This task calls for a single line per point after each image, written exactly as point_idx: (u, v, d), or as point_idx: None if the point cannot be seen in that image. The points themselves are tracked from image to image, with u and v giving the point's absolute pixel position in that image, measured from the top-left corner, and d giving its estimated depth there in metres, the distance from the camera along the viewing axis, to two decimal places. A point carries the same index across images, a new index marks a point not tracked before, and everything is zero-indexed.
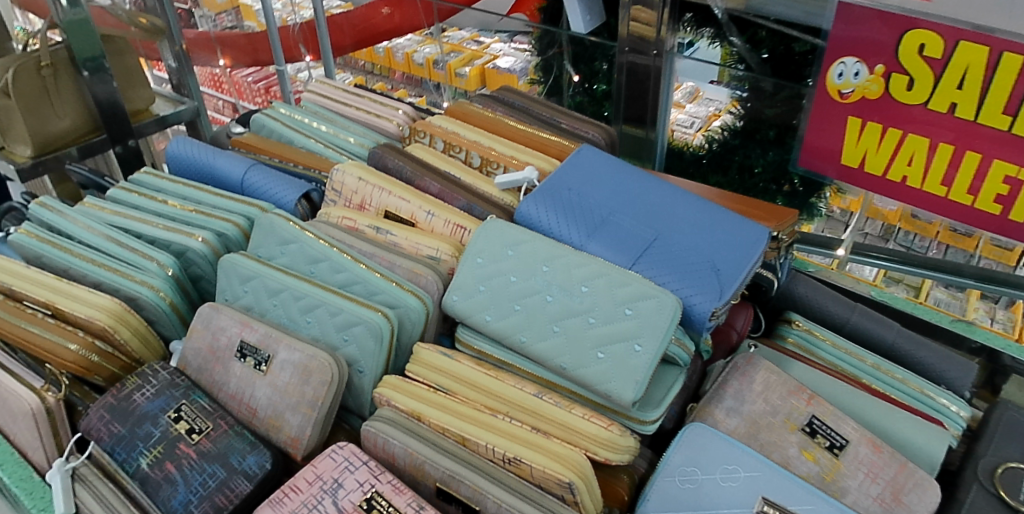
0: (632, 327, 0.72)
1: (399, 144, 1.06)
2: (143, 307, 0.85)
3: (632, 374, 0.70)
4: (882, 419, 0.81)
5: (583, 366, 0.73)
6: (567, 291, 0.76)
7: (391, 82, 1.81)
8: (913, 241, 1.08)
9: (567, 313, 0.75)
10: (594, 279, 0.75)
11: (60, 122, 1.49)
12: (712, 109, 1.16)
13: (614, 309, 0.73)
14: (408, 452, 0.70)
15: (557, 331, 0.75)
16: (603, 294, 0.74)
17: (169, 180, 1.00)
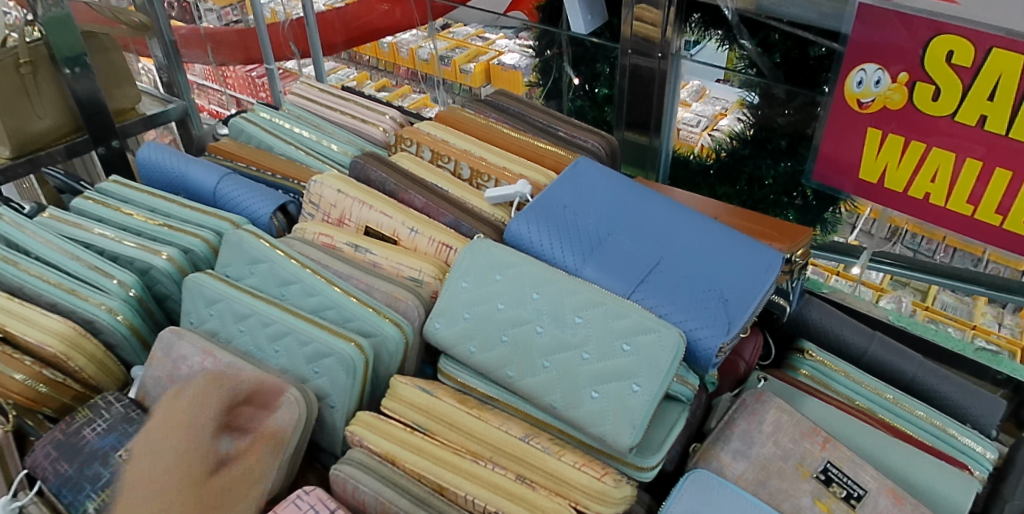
0: (631, 365, 0.64)
1: (384, 152, 0.97)
2: (100, 331, 0.78)
3: (629, 418, 0.63)
4: (903, 465, 0.73)
5: (575, 407, 0.65)
6: (557, 321, 0.68)
7: (395, 79, 1.80)
8: (920, 245, 0.99)
9: (557, 346, 0.67)
10: (587, 309, 0.68)
11: (41, 122, 1.41)
12: (718, 108, 1.07)
13: (609, 343, 0.66)
14: (379, 502, 0.63)
15: (546, 366, 0.67)
16: (597, 326, 0.67)
17: (137, 189, 0.94)
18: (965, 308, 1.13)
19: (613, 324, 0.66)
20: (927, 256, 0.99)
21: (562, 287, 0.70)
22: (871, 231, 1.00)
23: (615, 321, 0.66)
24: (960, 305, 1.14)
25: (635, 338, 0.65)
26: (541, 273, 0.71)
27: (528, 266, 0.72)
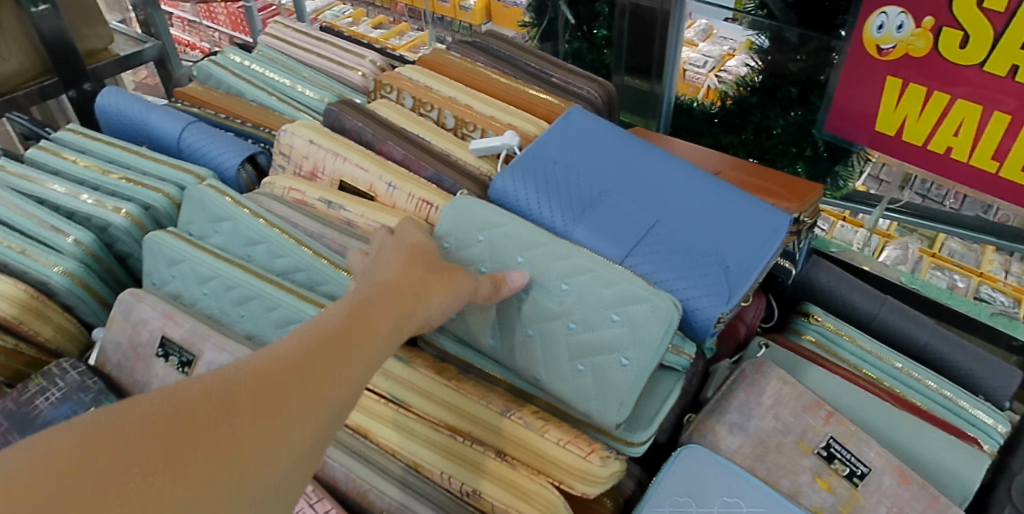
0: (622, 337, 0.59)
1: (364, 100, 0.89)
2: (54, 293, 0.73)
3: (616, 396, 0.59)
4: (910, 440, 0.69)
5: (558, 379, 0.62)
6: (541, 286, 0.62)
7: (392, 15, 1.71)
8: (930, 189, 0.91)
9: (543, 315, 0.62)
10: (574, 275, 0.62)
11: (6, 64, 1.33)
12: (726, 49, 0.99)
13: (599, 313, 0.60)
14: (351, 478, 0.64)
15: (530, 336, 0.63)
16: (584, 294, 0.61)
17: (94, 138, 0.87)
18: (973, 256, 1.07)
19: (608, 292, 0.60)
20: (937, 202, 0.91)
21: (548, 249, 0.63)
22: (879, 175, 0.93)
23: (608, 290, 0.60)
24: (968, 251, 1.08)
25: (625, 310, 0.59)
26: (526, 233, 0.64)
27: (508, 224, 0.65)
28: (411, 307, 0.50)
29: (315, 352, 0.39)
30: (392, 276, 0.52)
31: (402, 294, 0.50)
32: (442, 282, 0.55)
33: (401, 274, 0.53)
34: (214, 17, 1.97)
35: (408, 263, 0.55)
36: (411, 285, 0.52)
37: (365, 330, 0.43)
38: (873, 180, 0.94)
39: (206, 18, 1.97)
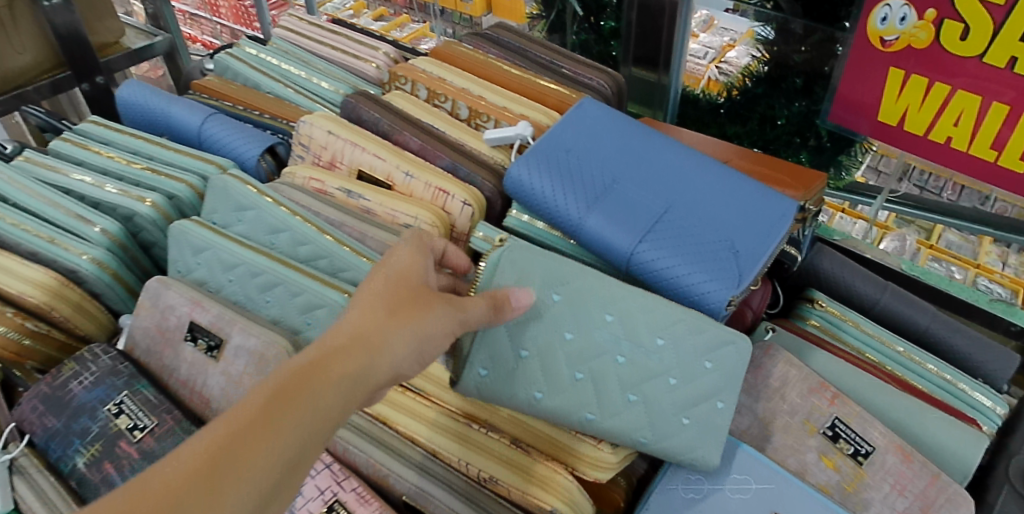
0: (724, 380, 0.59)
1: (378, 91, 0.91)
2: (83, 280, 0.76)
3: (715, 437, 0.60)
4: (911, 421, 0.72)
5: (658, 437, 0.59)
6: (639, 346, 0.59)
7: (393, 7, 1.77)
8: (927, 181, 0.94)
9: (643, 375, 0.59)
10: (670, 328, 0.58)
11: (21, 58, 1.35)
12: (726, 39, 1.00)
13: (699, 363, 0.59)
14: (371, 464, 0.64)
15: (631, 400, 0.58)
16: (683, 344, 0.58)
17: (117, 129, 0.89)
18: (970, 247, 1.05)
19: (709, 337, 0.59)
20: (933, 194, 0.94)
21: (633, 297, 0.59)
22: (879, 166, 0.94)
23: (711, 335, 0.59)
24: (965, 244, 1.06)
25: (729, 352, 0.59)
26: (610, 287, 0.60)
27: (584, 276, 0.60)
28: (377, 358, 0.43)
29: (245, 433, 0.36)
30: (361, 313, 0.45)
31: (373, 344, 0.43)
32: (435, 309, 0.47)
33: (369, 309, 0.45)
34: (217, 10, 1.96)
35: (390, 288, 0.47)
36: (388, 325, 0.45)
37: (318, 386, 0.40)
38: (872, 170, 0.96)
39: (212, 10, 1.98)
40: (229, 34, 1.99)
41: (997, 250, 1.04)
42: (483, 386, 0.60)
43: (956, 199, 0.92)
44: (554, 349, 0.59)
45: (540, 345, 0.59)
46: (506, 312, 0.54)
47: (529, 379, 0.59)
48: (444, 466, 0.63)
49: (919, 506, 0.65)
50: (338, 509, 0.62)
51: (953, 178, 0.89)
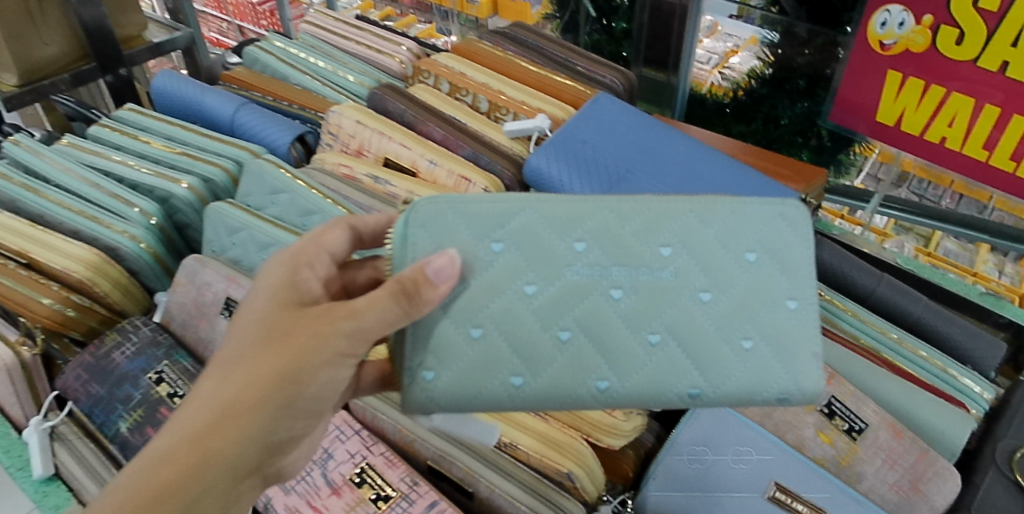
0: (773, 277, 0.50)
1: (402, 84, 0.96)
2: (123, 258, 0.80)
3: (807, 350, 0.50)
4: (904, 401, 0.76)
5: (727, 377, 0.49)
6: (636, 266, 0.50)
7: (398, 6, 1.70)
8: (926, 189, 0.97)
9: (660, 298, 0.50)
10: (665, 234, 0.50)
11: (47, 49, 1.40)
12: (729, 45, 1.04)
13: (738, 273, 0.50)
14: (398, 429, 0.68)
15: (653, 343, 0.50)
16: (684, 260, 0.50)
17: (154, 117, 0.94)
18: (967, 255, 1.09)
19: (722, 253, 0.50)
20: (933, 201, 0.97)
21: (597, 217, 0.50)
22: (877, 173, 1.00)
23: (730, 241, 0.50)
24: (963, 252, 1.10)
25: (762, 248, 0.50)
26: (566, 210, 0.51)
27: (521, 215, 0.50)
28: (297, 390, 0.46)
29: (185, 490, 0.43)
30: (252, 362, 0.45)
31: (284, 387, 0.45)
32: (329, 340, 0.45)
33: (256, 355, 0.45)
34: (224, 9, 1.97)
35: (274, 324, 0.46)
36: (290, 372, 0.45)
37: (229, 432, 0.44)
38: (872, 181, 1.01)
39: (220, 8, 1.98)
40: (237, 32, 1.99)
41: (993, 259, 1.07)
42: (442, 389, 0.50)
43: (954, 207, 0.95)
44: (525, 320, 0.50)
45: (500, 321, 0.50)
46: (425, 297, 0.45)
47: (498, 361, 0.50)
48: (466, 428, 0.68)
49: (909, 479, 0.69)
50: (368, 472, 0.66)
51: (953, 183, 0.93)
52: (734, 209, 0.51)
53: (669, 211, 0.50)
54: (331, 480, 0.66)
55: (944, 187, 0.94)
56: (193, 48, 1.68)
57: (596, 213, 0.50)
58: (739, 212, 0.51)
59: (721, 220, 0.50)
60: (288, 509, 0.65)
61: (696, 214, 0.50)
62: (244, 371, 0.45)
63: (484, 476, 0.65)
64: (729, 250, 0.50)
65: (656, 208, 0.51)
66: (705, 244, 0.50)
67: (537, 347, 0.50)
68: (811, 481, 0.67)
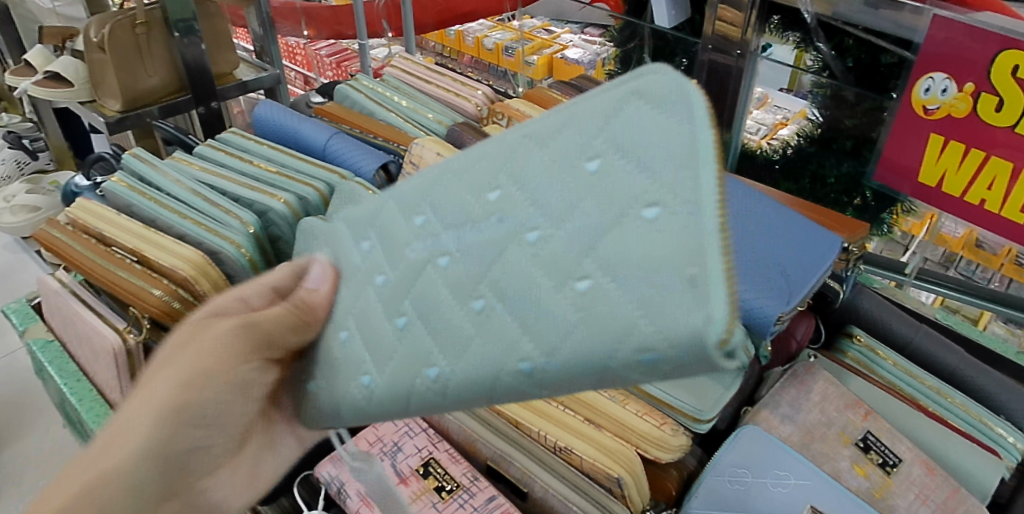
0: (631, 181, 0.35)
1: (477, 124, 1.06)
2: (223, 262, 0.90)
3: (677, 271, 0.31)
4: (937, 444, 0.80)
5: (563, 341, 0.36)
6: (464, 225, 0.44)
7: (460, 66, 1.80)
8: (975, 271, 1.06)
9: (487, 260, 0.41)
10: (497, 178, 0.43)
11: (150, 79, 1.55)
12: (779, 117, 1.15)
13: (575, 197, 0.37)
14: (464, 430, 0.77)
15: (477, 311, 0.41)
16: (512, 196, 0.41)
17: (254, 141, 1.06)
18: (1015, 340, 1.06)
19: (557, 183, 0.39)
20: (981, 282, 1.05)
21: (452, 187, 0.46)
22: (928, 255, 1.08)
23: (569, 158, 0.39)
24: (1011, 336, 1.06)
25: (608, 149, 0.36)
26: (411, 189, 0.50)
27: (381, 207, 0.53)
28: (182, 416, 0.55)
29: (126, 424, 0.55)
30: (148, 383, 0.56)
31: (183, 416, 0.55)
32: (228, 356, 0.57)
33: (147, 385, 0.55)
34: (293, 56, 2.05)
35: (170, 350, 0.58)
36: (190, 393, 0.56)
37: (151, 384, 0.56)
38: (922, 262, 1.08)
39: (289, 57, 2.06)
40: (302, 81, 2.08)
41: None
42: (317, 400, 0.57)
43: (1005, 289, 1.02)
44: (369, 298, 0.52)
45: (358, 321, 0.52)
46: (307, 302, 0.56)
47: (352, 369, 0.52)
48: (526, 435, 0.74)
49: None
50: (434, 466, 0.73)
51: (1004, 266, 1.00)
52: (559, 115, 0.41)
53: (505, 153, 0.43)
54: (399, 470, 0.74)
55: (994, 269, 1.01)
56: (276, 88, 1.80)
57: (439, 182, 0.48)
58: (570, 121, 0.40)
59: (557, 136, 0.40)
60: (359, 493, 0.72)
61: (534, 140, 0.41)
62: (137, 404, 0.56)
63: (540, 477, 0.72)
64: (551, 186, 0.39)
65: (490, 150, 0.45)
66: (542, 171, 0.40)
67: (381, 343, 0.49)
68: (846, 507, 0.70)
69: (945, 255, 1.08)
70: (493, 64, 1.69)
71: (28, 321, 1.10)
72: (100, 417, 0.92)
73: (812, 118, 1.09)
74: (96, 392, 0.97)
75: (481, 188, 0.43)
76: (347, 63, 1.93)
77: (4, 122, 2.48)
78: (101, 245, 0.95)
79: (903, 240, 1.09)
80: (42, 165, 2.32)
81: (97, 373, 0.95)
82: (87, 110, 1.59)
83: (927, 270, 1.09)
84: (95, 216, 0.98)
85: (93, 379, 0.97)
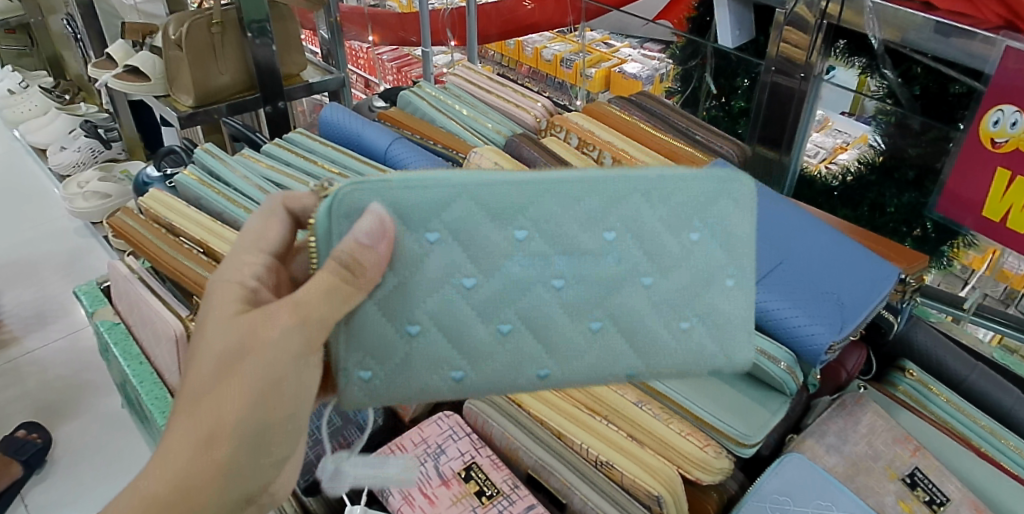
0: (717, 258, 0.59)
1: (536, 134, 1.10)
2: None
3: (744, 322, 0.60)
4: (993, 489, 0.77)
5: (663, 355, 0.59)
6: (580, 255, 0.57)
7: (518, 76, 1.82)
8: None
9: (701, 283, 0.59)
10: (611, 219, 0.57)
11: (222, 77, 1.62)
12: (838, 141, 1.12)
13: (683, 254, 0.58)
14: (506, 436, 0.78)
15: (593, 329, 0.58)
16: (628, 242, 0.58)
17: (320, 142, 1.12)
18: None
19: (575, 231, 0.57)
20: None
21: (553, 209, 0.57)
22: (988, 290, 1.05)
23: (675, 223, 0.58)
24: None
25: (705, 227, 0.59)
26: (498, 201, 0.56)
27: (456, 205, 0.56)
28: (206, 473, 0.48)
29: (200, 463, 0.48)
30: (218, 401, 0.48)
31: (175, 430, 0.48)
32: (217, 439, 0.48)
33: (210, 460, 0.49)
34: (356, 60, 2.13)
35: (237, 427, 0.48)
36: (196, 458, 0.48)
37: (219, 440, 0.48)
38: (981, 296, 1.05)
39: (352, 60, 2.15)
40: (362, 84, 2.17)
41: None
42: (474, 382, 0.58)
43: None
44: (464, 310, 0.57)
45: (528, 320, 0.58)
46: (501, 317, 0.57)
47: (523, 361, 0.58)
48: (586, 458, 0.75)
49: None
50: (475, 470, 0.75)
51: None
52: (703, 187, 0.59)
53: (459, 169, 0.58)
54: (441, 472, 0.76)
55: None
56: (340, 91, 1.86)
57: (538, 199, 0.56)
58: (598, 188, 0.57)
59: (626, 203, 0.58)
60: (400, 491, 0.74)
61: (556, 195, 0.57)
62: (179, 453, 0.48)
63: (580, 490, 0.72)
64: (647, 228, 0.58)
65: (661, 192, 0.58)
66: (645, 226, 0.58)
67: (563, 338, 0.58)
68: None
69: (1006, 292, 1.04)
70: (550, 76, 1.67)
71: (97, 303, 1.17)
72: (158, 399, 0.97)
73: (873, 145, 1.08)
74: (156, 375, 1.02)
75: (683, 227, 0.58)
76: (407, 69, 1.97)
77: (82, 112, 2.63)
78: (169, 234, 1.01)
79: (962, 274, 1.07)
80: (114, 154, 2.43)
81: (157, 357, 1.00)
82: (161, 103, 1.66)
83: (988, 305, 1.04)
84: (165, 206, 1.04)
85: (153, 362, 1.03)
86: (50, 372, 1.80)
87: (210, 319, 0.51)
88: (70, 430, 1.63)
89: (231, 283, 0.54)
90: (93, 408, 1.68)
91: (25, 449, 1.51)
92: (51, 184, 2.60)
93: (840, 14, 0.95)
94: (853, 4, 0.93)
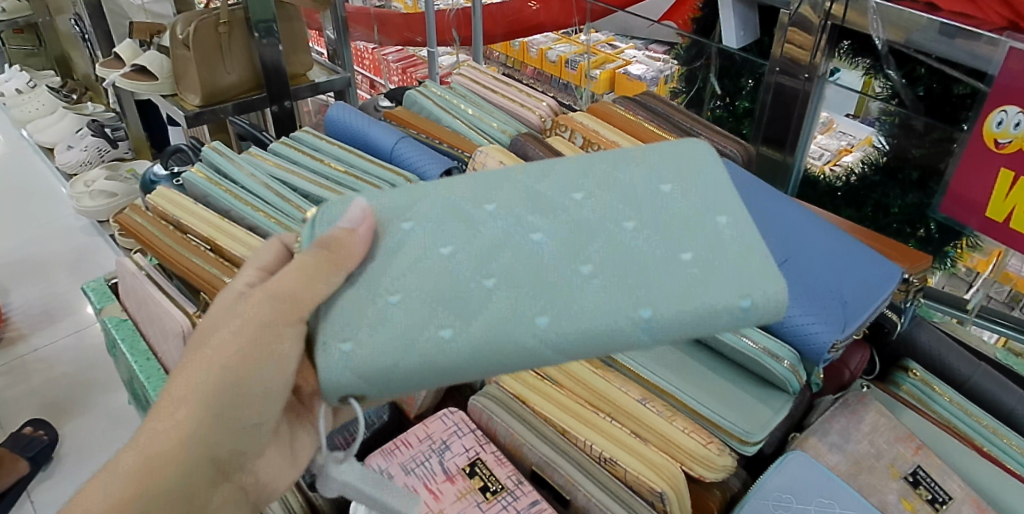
0: (695, 197, 0.57)
1: (541, 134, 1.11)
2: None
3: (751, 249, 0.52)
4: (996, 488, 0.78)
5: (674, 291, 0.49)
6: (553, 212, 0.56)
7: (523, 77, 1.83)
8: None
9: (684, 222, 0.54)
10: (580, 187, 0.59)
11: (228, 77, 1.63)
12: (843, 143, 1.12)
13: (659, 200, 0.57)
14: (510, 433, 0.78)
15: (581, 274, 0.51)
16: (599, 197, 0.57)
17: (326, 141, 1.13)
18: None
19: (551, 197, 0.58)
20: None
21: (523, 185, 0.59)
22: (992, 293, 1.05)
23: (643, 181, 0.59)
24: None
25: (674, 178, 0.59)
26: (471, 187, 0.59)
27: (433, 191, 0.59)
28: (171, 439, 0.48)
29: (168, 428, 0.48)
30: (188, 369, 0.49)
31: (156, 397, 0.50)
32: (182, 404, 0.48)
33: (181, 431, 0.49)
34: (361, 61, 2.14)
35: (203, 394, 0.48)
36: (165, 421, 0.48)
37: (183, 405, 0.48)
38: (985, 299, 1.05)
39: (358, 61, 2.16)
40: (368, 85, 2.18)
41: None
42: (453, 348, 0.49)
43: None
44: (433, 267, 0.53)
45: (504, 271, 0.52)
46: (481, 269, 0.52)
47: (504, 310, 0.50)
48: (584, 450, 0.76)
49: None
50: (479, 466, 0.76)
51: None
52: (662, 150, 0.62)
53: None
54: (446, 467, 0.77)
55: None
56: (346, 91, 1.86)
57: (508, 182, 0.60)
58: (564, 169, 0.61)
59: (591, 176, 0.60)
60: (405, 486, 0.74)
61: (524, 177, 0.60)
62: (164, 418, 0.48)
63: (584, 486, 0.72)
64: (617, 187, 0.58)
65: (623, 162, 0.61)
66: (617, 186, 0.59)
67: (547, 283, 0.51)
68: None
69: (1010, 295, 1.04)
70: (555, 77, 1.68)
71: (105, 299, 1.18)
72: None
73: (877, 145, 1.07)
74: (163, 371, 1.02)
75: (653, 181, 0.59)
76: (412, 69, 1.98)
77: (89, 111, 2.65)
78: (177, 231, 1.02)
79: (967, 276, 1.06)
80: (121, 153, 2.45)
81: (164, 353, 1.01)
82: (168, 102, 1.67)
83: (993, 308, 1.05)
84: (173, 203, 1.05)
85: (161, 358, 1.04)
86: (57, 369, 1.81)
87: (219, 311, 0.51)
88: (77, 427, 1.64)
89: (242, 278, 0.55)
90: (100, 405, 1.70)
91: (32, 445, 1.52)
92: (57, 182, 2.61)
93: (845, 15, 0.96)
94: (857, 5, 0.94)
